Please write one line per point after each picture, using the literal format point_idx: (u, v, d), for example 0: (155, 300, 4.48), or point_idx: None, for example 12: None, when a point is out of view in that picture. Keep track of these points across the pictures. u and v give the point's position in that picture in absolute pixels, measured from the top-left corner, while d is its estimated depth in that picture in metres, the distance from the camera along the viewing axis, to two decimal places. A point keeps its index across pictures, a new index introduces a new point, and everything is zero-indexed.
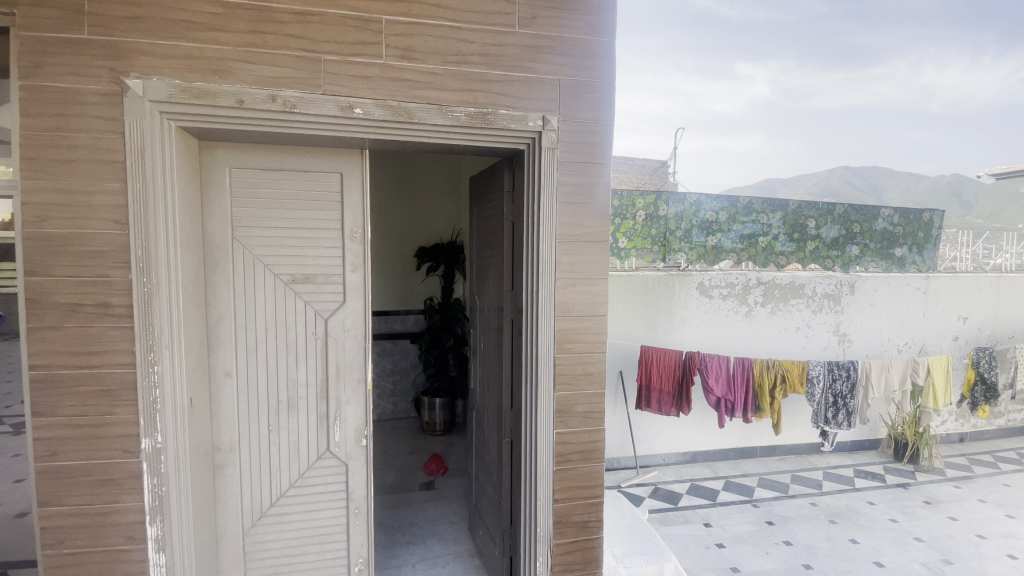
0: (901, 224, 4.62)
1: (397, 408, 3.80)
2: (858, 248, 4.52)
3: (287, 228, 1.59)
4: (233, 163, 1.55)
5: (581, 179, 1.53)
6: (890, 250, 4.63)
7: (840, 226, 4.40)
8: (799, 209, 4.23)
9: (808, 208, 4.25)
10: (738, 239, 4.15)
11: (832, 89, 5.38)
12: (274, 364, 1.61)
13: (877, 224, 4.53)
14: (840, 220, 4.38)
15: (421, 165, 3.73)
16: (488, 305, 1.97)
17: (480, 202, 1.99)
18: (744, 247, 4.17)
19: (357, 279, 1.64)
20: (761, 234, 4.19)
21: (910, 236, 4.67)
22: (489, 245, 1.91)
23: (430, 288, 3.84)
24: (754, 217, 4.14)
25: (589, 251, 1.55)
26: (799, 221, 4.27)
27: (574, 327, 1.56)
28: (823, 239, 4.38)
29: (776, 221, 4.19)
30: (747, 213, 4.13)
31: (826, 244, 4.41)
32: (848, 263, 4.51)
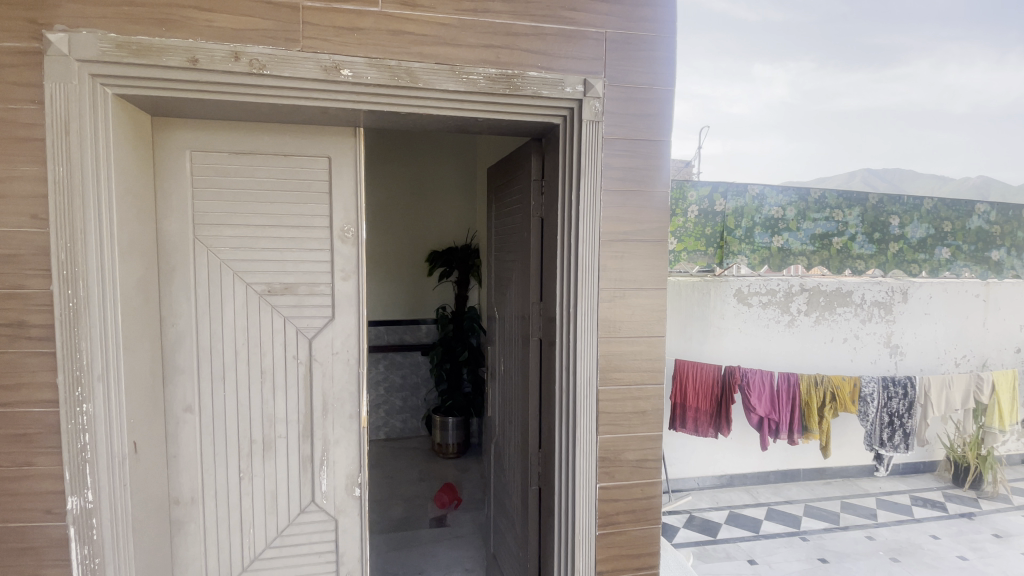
0: (998, 221, 4.35)
1: (406, 427, 3.49)
2: (949, 251, 4.26)
3: (261, 227, 1.27)
4: (194, 144, 1.24)
5: (634, 162, 1.19)
6: (985, 254, 4.35)
7: (929, 225, 4.18)
8: (880, 204, 3.99)
9: (890, 203, 4.01)
10: (808, 239, 3.91)
11: (858, 90, 4.01)
12: (246, 396, 1.29)
13: (971, 222, 4.27)
14: (928, 217, 4.15)
15: (432, 162, 3.41)
16: (509, 320, 1.63)
17: (501, 197, 1.66)
18: (816, 248, 3.94)
19: (350, 288, 1.31)
20: (836, 233, 3.96)
21: (1008, 236, 4.41)
22: (511, 248, 1.57)
23: (443, 296, 3.51)
24: (828, 213, 3.90)
25: (644, 254, 1.20)
26: (879, 218, 4.02)
27: (623, 352, 1.21)
28: (909, 240, 4.16)
29: (854, 218, 3.95)
30: (819, 209, 3.89)
31: (912, 246, 4.18)
32: (938, 268, 4.24)
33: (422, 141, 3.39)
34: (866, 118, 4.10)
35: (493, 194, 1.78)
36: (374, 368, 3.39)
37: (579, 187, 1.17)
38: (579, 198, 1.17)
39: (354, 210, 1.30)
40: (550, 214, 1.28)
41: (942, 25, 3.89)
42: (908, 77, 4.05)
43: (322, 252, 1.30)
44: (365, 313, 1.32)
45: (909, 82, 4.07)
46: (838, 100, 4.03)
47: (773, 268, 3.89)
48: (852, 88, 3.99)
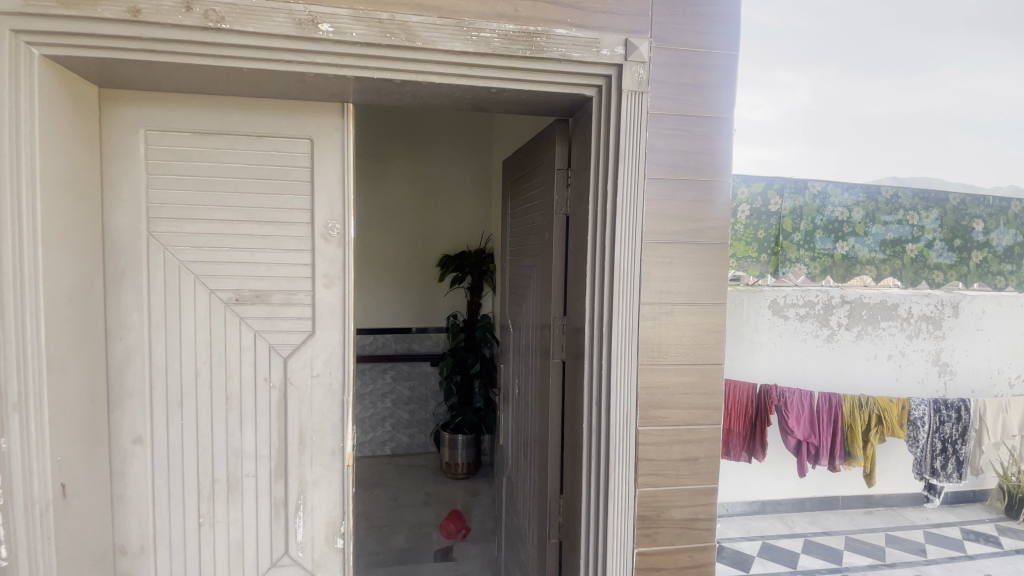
0: None
1: (413, 442, 3.26)
2: None
3: (225, 222, 1.05)
4: (151, 121, 1.03)
5: (685, 144, 0.95)
6: None
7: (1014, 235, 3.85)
8: (961, 205, 3.69)
9: (972, 204, 3.72)
10: (877, 246, 3.60)
11: (881, 98, 3.45)
12: (207, 427, 1.07)
13: None
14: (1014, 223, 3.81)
15: (445, 160, 3.19)
16: (526, 337, 1.38)
17: (519, 193, 1.43)
18: (885, 257, 3.62)
19: (334, 297, 1.08)
20: (909, 239, 3.65)
21: None
22: (529, 251, 1.33)
23: (454, 303, 3.27)
24: (901, 216, 3.61)
25: (698, 259, 0.95)
26: (960, 223, 3.71)
27: (671, 383, 0.96)
28: (994, 248, 3.89)
29: (931, 222, 3.66)
30: (890, 210, 3.59)
31: (996, 256, 3.89)
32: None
33: (435, 139, 3.17)
34: (892, 126, 3.50)
35: (510, 188, 1.54)
36: (381, 379, 3.18)
37: (618, 173, 0.92)
38: (617, 187, 0.92)
39: (340, 202, 1.07)
40: (579, 209, 1.04)
41: (965, 28, 3.36)
42: (937, 87, 3.49)
43: (300, 252, 1.07)
44: (352, 328, 1.08)
45: (938, 90, 3.50)
46: (861, 107, 3.45)
47: (835, 279, 3.57)
48: (876, 95, 3.43)
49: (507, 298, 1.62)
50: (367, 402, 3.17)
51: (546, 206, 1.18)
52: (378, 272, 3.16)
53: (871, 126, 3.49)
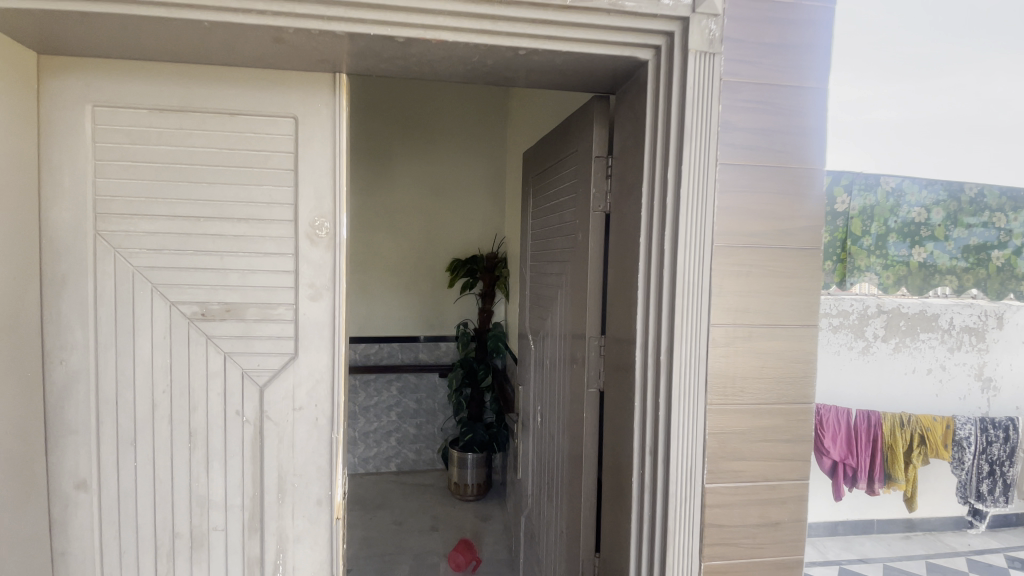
0: None
1: (420, 458, 3.05)
2: None
3: (187, 220, 0.85)
4: (100, 95, 0.84)
5: (766, 120, 0.74)
6: None
7: None
8: None
9: None
10: (958, 252, 2.91)
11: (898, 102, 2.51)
12: (167, 469, 0.87)
13: None
14: None
15: (456, 158, 3.00)
16: (551, 357, 1.17)
17: (544, 186, 1.22)
18: (968, 265, 2.95)
19: (321, 311, 0.87)
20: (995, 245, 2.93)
21: None
22: (556, 255, 1.12)
23: (464, 310, 3.05)
24: (988, 216, 2.87)
25: (787, 269, 0.74)
26: None
27: (751, 428, 0.75)
28: None
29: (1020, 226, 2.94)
30: (974, 210, 2.87)
31: None
32: None
33: (446, 135, 2.99)
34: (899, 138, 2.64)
35: (532, 182, 1.33)
36: (386, 391, 2.99)
37: (681, 158, 0.72)
38: (681, 176, 0.71)
39: (330, 194, 0.86)
40: (626, 205, 0.83)
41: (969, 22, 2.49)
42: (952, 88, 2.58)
43: (280, 257, 0.86)
44: (342, 351, 0.87)
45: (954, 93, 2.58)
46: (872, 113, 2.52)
47: (909, 290, 2.89)
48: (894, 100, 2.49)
49: (528, 307, 1.38)
50: (371, 415, 2.98)
51: (580, 200, 0.97)
52: (385, 276, 2.97)
53: (867, 133, 2.63)
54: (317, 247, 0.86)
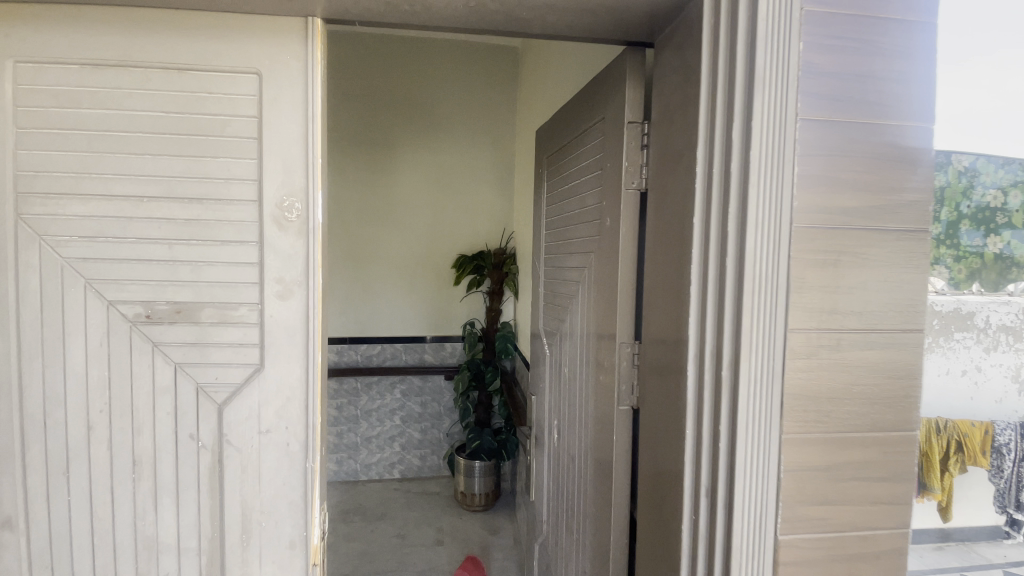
0: None
1: (425, 465, 2.89)
2: None
3: (128, 200, 0.69)
4: (21, 47, 0.67)
5: (859, 65, 0.58)
6: None
7: None
8: None
9: None
10: None
11: None
12: (108, 504, 0.72)
13: None
14: None
15: (462, 148, 2.83)
16: (568, 365, 1.00)
17: (561, 164, 1.04)
18: None
19: (292, 314, 0.70)
20: None
21: None
22: (575, 243, 0.95)
23: (471, 308, 2.89)
24: None
25: (883, 258, 0.58)
26: None
27: (838, 461, 0.59)
28: None
29: None
30: None
31: None
32: None
33: (452, 123, 2.82)
34: None
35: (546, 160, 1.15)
36: (389, 394, 2.83)
37: (750, 113, 0.55)
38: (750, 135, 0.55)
39: (303, 167, 0.70)
40: (671, 178, 0.66)
41: None
42: None
43: (240, 245, 0.70)
44: (317, 361, 0.71)
45: None
46: None
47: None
48: None
49: (541, 304, 1.20)
50: (374, 419, 2.83)
51: (609, 175, 0.80)
52: (389, 273, 2.82)
53: None
54: (286, 233, 0.69)
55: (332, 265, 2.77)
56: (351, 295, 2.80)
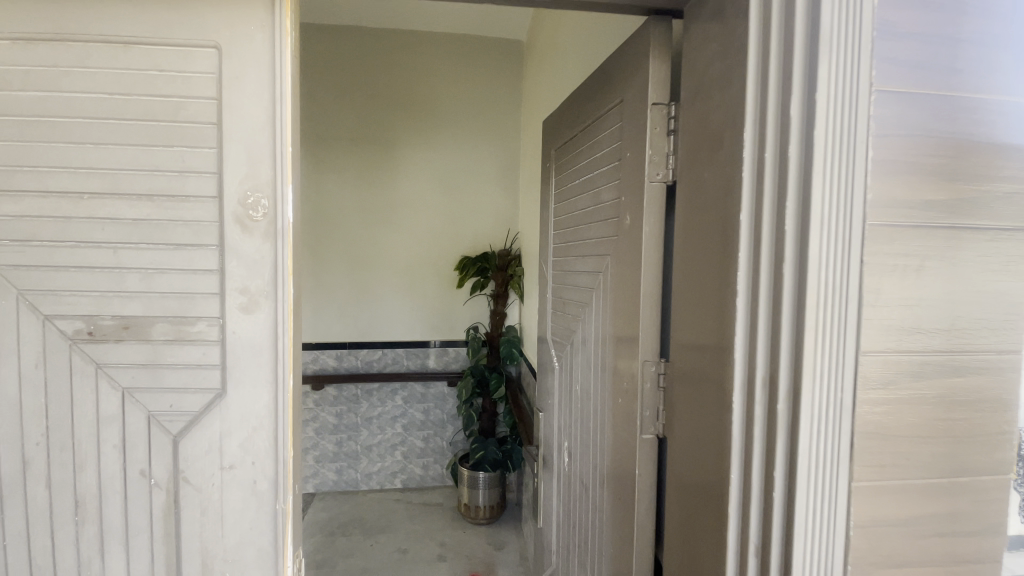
0: None
1: (427, 475, 2.77)
2: None
3: (66, 197, 0.59)
4: None
5: (942, 25, 0.47)
6: None
7: None
8: None
9: None
10: None
11: None
12: (46, 552, 0.62)
13: None
14: None
15: (465, 145, 2.73)
16: (579, 382, 0.89)
17: (570, 157, 0.94)
18: None
19: (258, 330, 0.60)
20: None
21: None
22: (588, 245, 0.84)
23: (475, 312, 2.78)
24: None
25: (973, 264, 0.47)
26: None
27: (916, 513, 0.48)
28: None
29: None
30: None
31: None
32: None
33: (455, 120, 2.72)
34: None
35: (553, 153, 1.05)
36: (390, 401, 2.73)
37: (814, 84, 0.44)
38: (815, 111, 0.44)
39: (270, 158, 0.59)
40: (707, 167, 0.55)
41: None
42: None
43: (196, 250, 0.59)
44: (289, 386, 0.60)
45: None
46: None
47: None
48: None
49: (548, 311, 1.09)
50: (374, 427, 2.73)
51: (629, 168, 0.69)
52: (390, 276, 2.73)
53: None
54: (251, 236, 0.59)
55: (331, 268, 2.69)
56: (351, 299, 2.71)
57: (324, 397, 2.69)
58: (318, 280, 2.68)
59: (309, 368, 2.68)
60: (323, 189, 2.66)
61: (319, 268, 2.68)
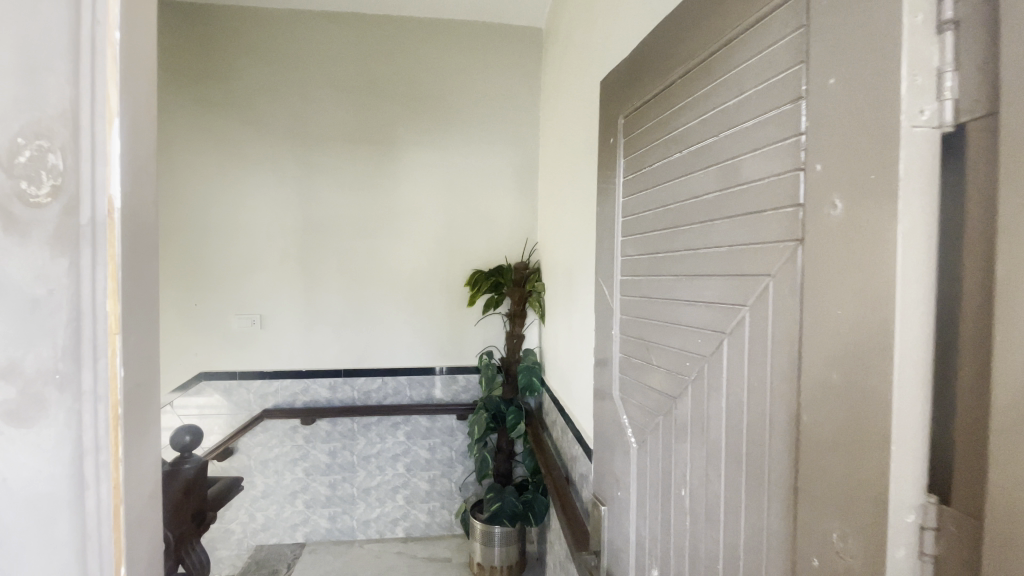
0: None
1: (433, 523, 2.40)
2: None
3: None
4: None
5: None
6: None
7: None
8: None
9: None
10: None
11: None
12: None
13: None
14: None
15: (476, 145, 2.41)
16: (683, 485, 0.53)
17: (657, 122, 0.60)
18: None
19: (42, 462, 0.29)
20: None
21: None
22: (706, 260, 0.50)
23: (488, 333, 2.44)
24: None
25: None
26: None
27: None
28: None
29: None
30: None
31: None
32: None
33: (466, 118, 2.40)
34: None
35: (620, 123, 0.71)
36: (391, 436, 2.38)
37: None
38: None
39: (73, 78, 0.28)
40: None
41: None
42: None
43: None
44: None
45: None
46: None
47: None
48: None
49: (610, 354, 0.74)
50: (373, 467, 2.37)
51: (829, 112, 0.35)
52: (392, 294, 2.39)
53: None
54: (22, 240, 0.28)
55: (327, 285, 2.36)
56: (347, 320, 2.38)
57: (315, 432, 2.34)
58: (310, 298, 2.36)
59: (299, 400, 2.35)
60: (318, 196, 2.35)
61: (313, 285, 2.36)
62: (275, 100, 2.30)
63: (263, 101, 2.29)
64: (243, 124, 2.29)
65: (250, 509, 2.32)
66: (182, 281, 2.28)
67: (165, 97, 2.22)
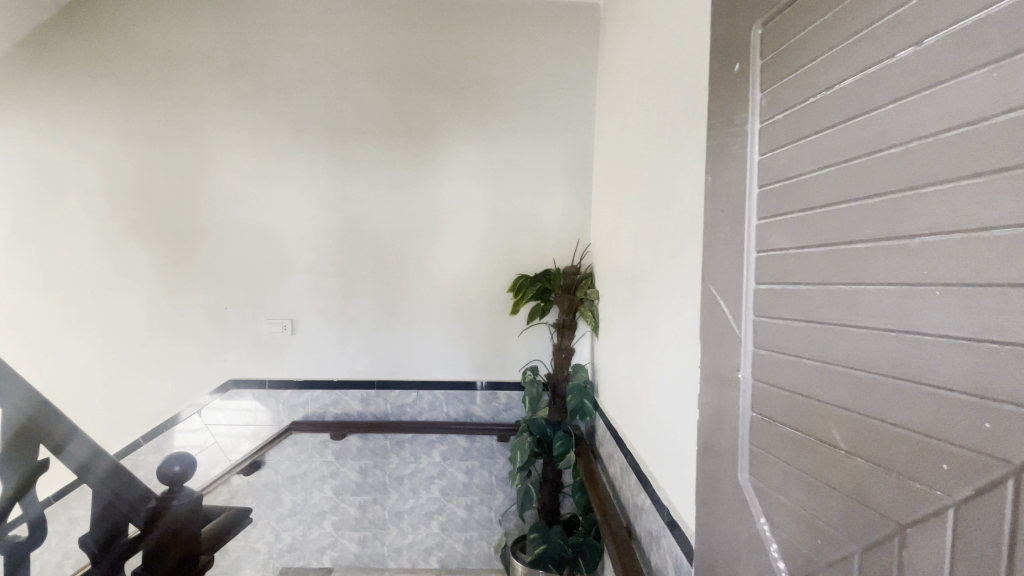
0: None
1: (470, 555, 2.17)
2: None
3: None
4: None
5: None
6: None
7: None
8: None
9: None
10: None
11: None
12: None
13: None
14: None
15: (523, 136, 2.18)
16: None
17: (857, 3, 0.35)
18: None
19: None
20: None
21: None
22: (999, 257, 0.26)
23: (534, 346, 2.19)
24: None
25: None
26: None
27: None
28: None
29: None
30: None
31: None
32: None
33: (512, 106, 2.17)
34: None
35: (766, 29, 0.46)
36: (426, 456, 2.17)
37: None
38: None
39: None
40: None
41: None
42: None
43: None
44: None
45: None
46: None
47: None
48: None
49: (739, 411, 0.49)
50: (406, 489, 2.17)
51: None
52: (429, 300, 2.19)
53: None
54: None
55: (360, 289, 2.19)
56: (381, 327, 2.19)
57: (346, 448, 2.16)
58: (342, 302, 2.19)
59: (330, 413, 2.18)
60: (353, 194, 2.18)
61: (346, 289, 2.19)
62: (310, 91, 2.15)
63: (296, 93, 2.15)
64: (277, 117, 2.15)
65: (278, 528, 2.17)
66: (214, 284, 2.17)
67: (201, 91, 2.13)
